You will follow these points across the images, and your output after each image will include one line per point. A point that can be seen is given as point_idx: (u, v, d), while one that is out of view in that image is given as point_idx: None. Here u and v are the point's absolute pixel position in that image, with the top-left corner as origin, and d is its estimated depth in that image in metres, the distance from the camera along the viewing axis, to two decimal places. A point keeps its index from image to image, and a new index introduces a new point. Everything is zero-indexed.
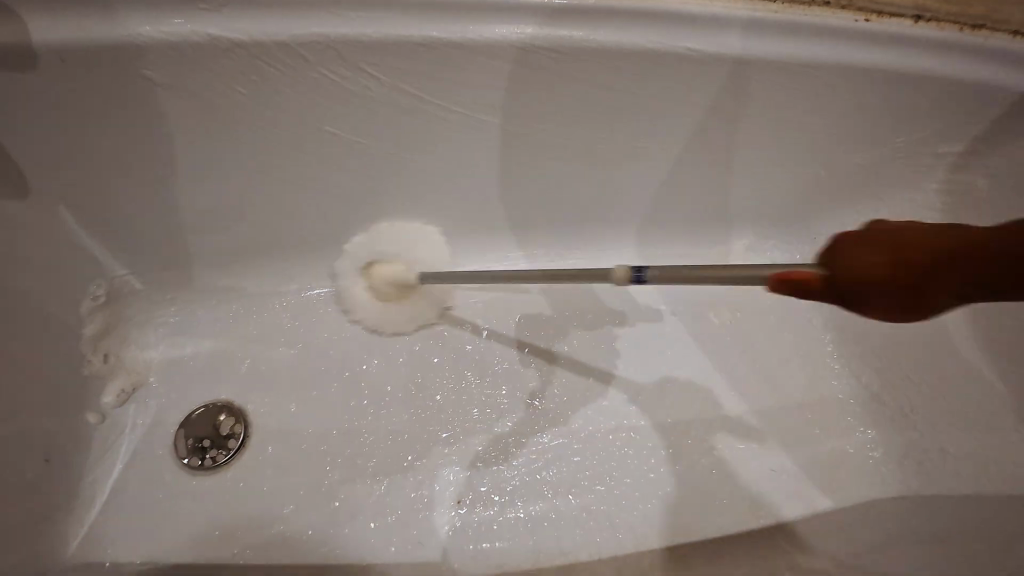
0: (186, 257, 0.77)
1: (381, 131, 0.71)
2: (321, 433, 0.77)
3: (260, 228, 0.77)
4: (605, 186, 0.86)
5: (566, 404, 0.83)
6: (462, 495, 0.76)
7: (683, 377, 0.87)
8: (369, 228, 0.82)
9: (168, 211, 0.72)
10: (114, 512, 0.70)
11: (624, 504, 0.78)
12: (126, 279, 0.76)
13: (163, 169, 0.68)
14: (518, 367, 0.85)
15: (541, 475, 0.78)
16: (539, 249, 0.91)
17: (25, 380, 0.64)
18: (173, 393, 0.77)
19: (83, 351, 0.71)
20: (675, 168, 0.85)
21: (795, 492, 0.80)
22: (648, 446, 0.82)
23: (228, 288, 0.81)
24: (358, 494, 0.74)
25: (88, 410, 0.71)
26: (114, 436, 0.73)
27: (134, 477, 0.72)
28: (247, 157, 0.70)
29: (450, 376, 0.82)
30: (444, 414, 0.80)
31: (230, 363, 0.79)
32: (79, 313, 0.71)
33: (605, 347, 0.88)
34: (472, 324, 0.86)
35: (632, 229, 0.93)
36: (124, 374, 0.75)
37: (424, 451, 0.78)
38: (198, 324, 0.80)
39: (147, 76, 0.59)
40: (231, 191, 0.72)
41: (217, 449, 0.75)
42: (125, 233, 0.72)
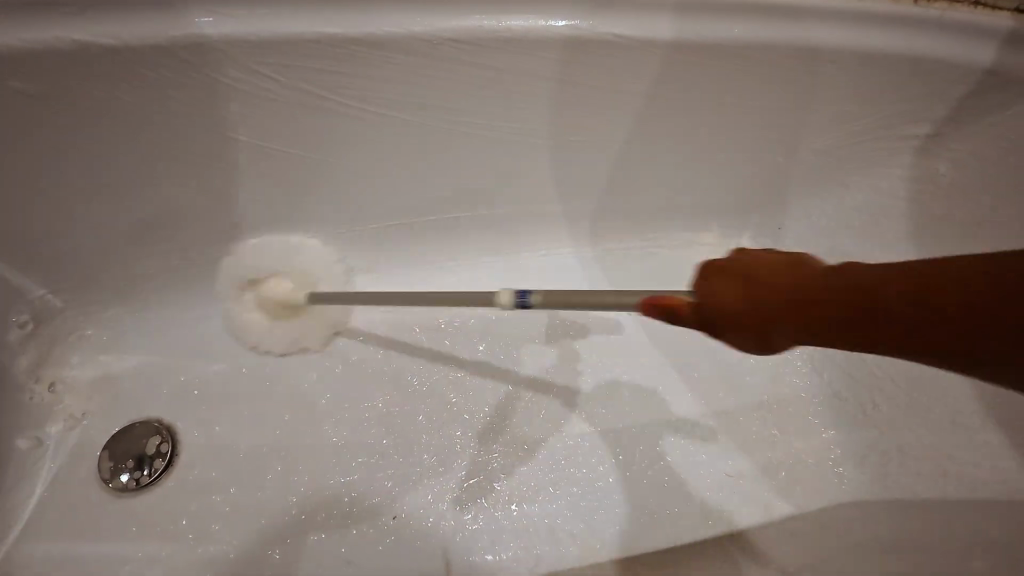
0: (113, 272, 0.75)
1: (293, 135, 0.68)
2: (254, 450, 0.75)
3: (184, 241, 0.75)
4: (544, 181, 0.81)
5: (513, 411, 0.80)
6: (398, 511, 0.73)
7: (636, 381, 0.84)
8: (300, 234, 0.79)
9: (80, 226, 0.70)
10: (34, 535, 0.68)
11: (568, 514, 0.75)
12: (49, 300, 0.74)
13: (61, 181, 0.66)
14: (464, 374, 0.82)
15: (482, 488, 0.75)
16: (486, 250, 0.88)
17: None
18: (99, 412, 0.75)
19: (22, 381, 0.72)
20: (619, 167, 0.81)
21: (749, 497, 0.77)
22: (596, 454, 0.79)
23: (161, 305, 0.79)
24: (289, 510, 0.72)
25: (14, 434, 0.70)
26: (36, 461, 0.71)
27: (56, 500, 0.70)
28: (151, 165, 0.67)
29: (392, 389, 0.80)
30: (384, 425, 0.78)
31: (162, 380, 0.77)
32: (8, 341, 0.71)
33: (555, 351, 0.85)
34: (416, 334, 0.84)
35: (580, 226, 0.88)
36: (66, 398, 0.74)
37: (361, 466, 0.76)
38: (128, 341, 0.78)
39: (21, 88, 0.57)
40: (143, 200, 0.70)
41: (143, 470, 0.73)
42: (40, 251, 0.70)
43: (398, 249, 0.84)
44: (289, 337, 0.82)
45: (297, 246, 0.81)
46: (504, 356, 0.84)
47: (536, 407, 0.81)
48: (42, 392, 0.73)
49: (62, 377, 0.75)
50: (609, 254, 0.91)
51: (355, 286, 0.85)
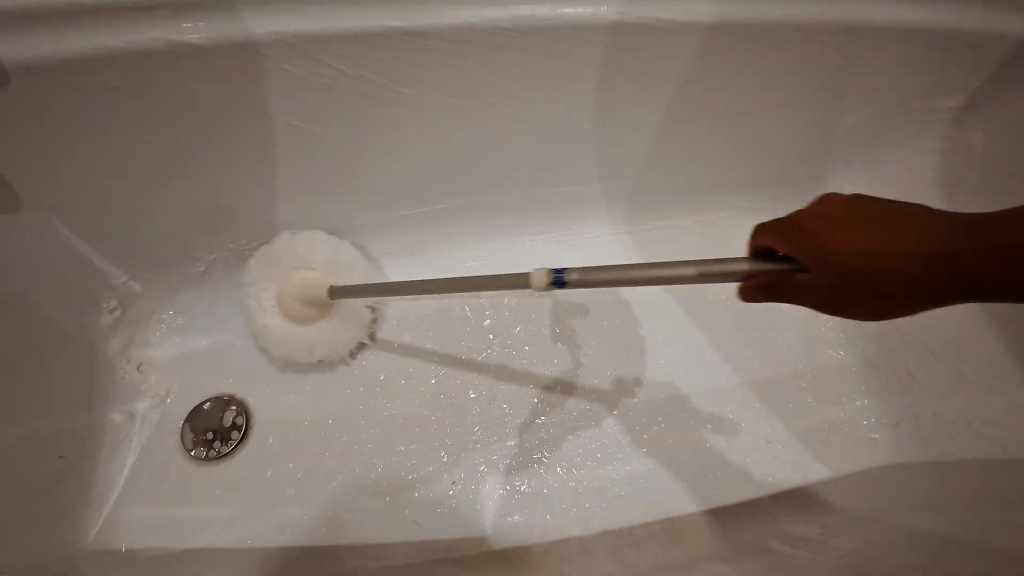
0: (186, 258, 0.81)
1: (353, 124, 0.72)
2: (319, 421, 0.80)
3: (249, 228, 0.80)
4: (584, 163, 0.85)
5: (559, 383, 0.84)
6: (457, 476, 0.78)
7: (674, 353, 0.87)
8: (353, 219, 0.84)
9: (158, 214, 0.75)
10: (127, 501, 0.74)
11: (615, 478, 0.79)
12: (128, 286, 0.79)
13: (144, 173, 0.71)
14: (510, 349, 0.86)
15: (533, 454, 0.80)
16: (527, 231, 0.92)
17: (37, 377, 0.68)
18: (177, 389, 0.80)
19: (115, 360, 0.78)
20: (656, 147, 0.84)
21: (789, 460, 0.80)
22: (640, 422, 0.83)
23: (226, 288, 0.84)
24: (356, 475, 0.78)
25: (107, 408, 0.76)
26: (122, 437, 0.76)
27: (145, 469, 0.76)
28: (225, 156, 0.72)
29: (444, 364, 0.85)
30: (438, 397, 0.83)
31: (231, 359, 0.83)
32: (102, 325, 0.77)
33: (596, 326, 0.89)
34: (463, 313, 0.88)
35: (618, 207, 0.92)
36: (150, 378, 0.80)
37: (419, 436, 0.80)
38: (199, 323, 0.84)
39: (116, 86, 0.61)
40: (215, 190, 0.75)
41: (222, 441, 0.79)
42: (122, 238, 0.76)
43: (444, 232, 0.88)
44: None
45: (351, 231, 0.85)
46: (546, 332, 0.88)
47: (581, 380, 0.85)
48: (130, 371, 0.79)
49: (147, 357, 0.81)
50: (646, 233, 0.94)
51: (404, 269, 0.89)
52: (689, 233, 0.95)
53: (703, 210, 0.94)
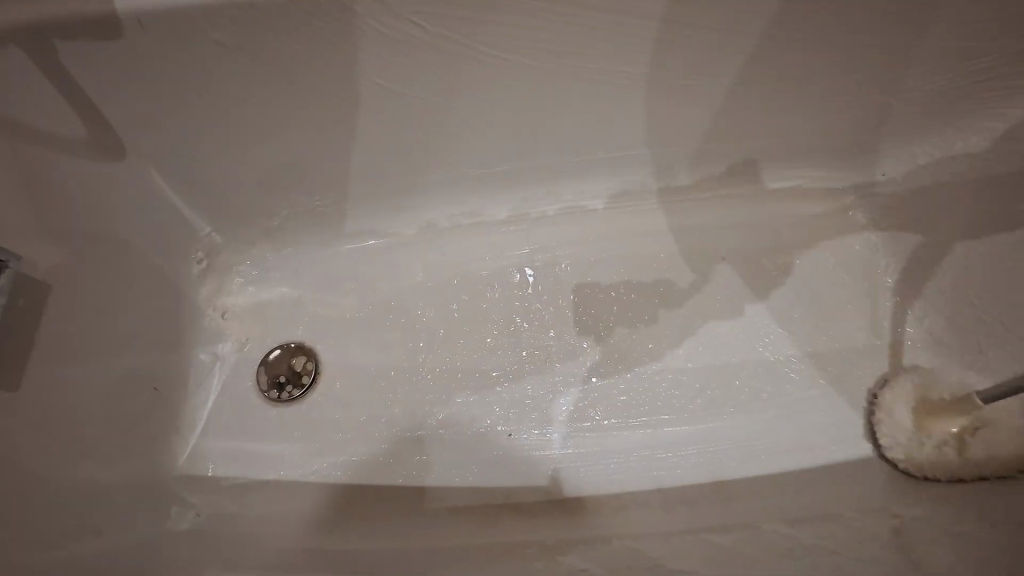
0: (264, 212, 0.86)
1: (426, 82, 0.75)
2: (382, 371, 0.85)
3: (322, 184, 0.84)
4: (647, 128, 0.85)
5: (612, 345, 0.87)
6: (512, 428, 0.82)
7: (727, 321, 0.89)
8: (419, 180, 0.88)
9: (242, 169, 0.80)
10: (210, 433, 0.79)
11: (668, 439, 0.81)
12: (213, 238, 0.85)
13: (233, 128, 0.75)
14: (564, 311, 0.90)
15: (586, 413, 0.83)
16: (584, 200, 0.94)
17: (138, 314, 0.75)
18: (255, 335, 0.86)
19: (202, 306, 0.85)
20: (722, 114, 0.84)
21: (846, 431, 0.80)
22: (694, 386, 0.84)
23: (299, 243, 0.90)
24: (418, 422, 0.82)
25: (195, 349, 0.82)
26: (206, 373, 0.82)
27: (225, 405, 0.81)
28: (306, 113, 0.75)
29: (500, 324, 0.88)
30: (495, 353, 0.87)
31: (303, 310, 0.88)
32: (190, 274, 0.84)
33: (649, 292, 0.91)
34: (520, 275, 0.91)
35: (676, 175, 0.93)
36: (231, 324, 0.86)
37: (477, 389, 0.84)
38: (275, 274, 0.89)
39: (218, 40, 0.65)
40: (294, 145, 0.79)
41: (293, 384, 0.84)
42: (208, 191, 0.81)
43: (504, 197, 0.92)
44: (408, 276, 0.91)
45: (417, 192, 0.89)
46: (600, 296, 0.90)
47: (633, 346, 0.87)
48: (215, 317, 0.85)
49: (229, 305, 0.87)
50: (703, 203, 0.95)
51: (464, 232, 0.93)
52: (746, 203, 0.95)
53: (763, 179, 0.93)
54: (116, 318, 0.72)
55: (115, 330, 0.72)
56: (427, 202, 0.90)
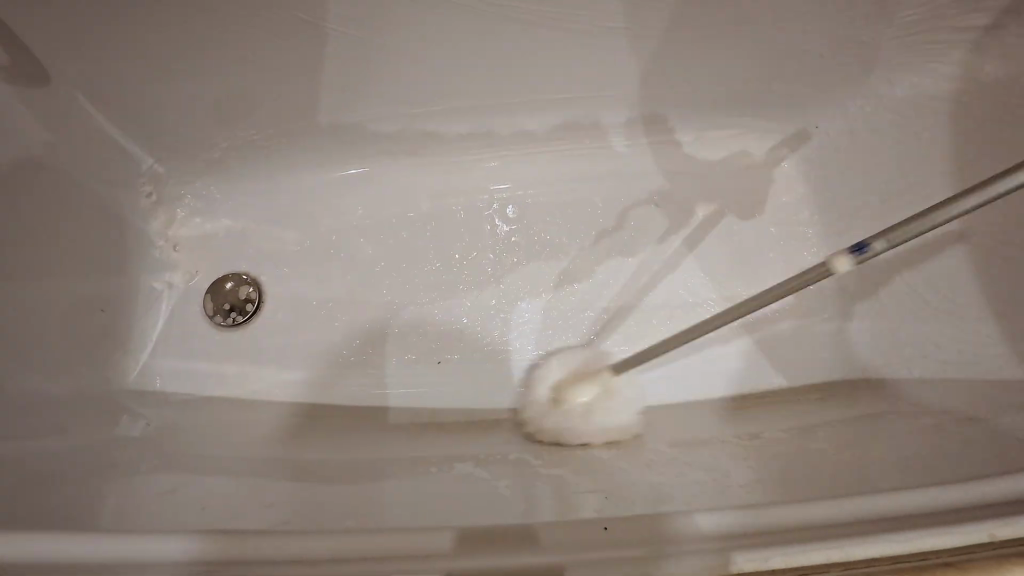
0: (207, 145, 0.88)
1: (356, 18, 0.76)
2: (325, 302, 0.90)
3: (262, 118, 0.86)
4: (582, 73, 0.87)
5: (544, 283, 0.93)
6: (445, 356, 0.89)
7: (654, 264, 0.94)
8: (360, 118, 0.89)
9: (178, 102, 0.81)
10: (159, 354, 0.85)
11: (586, 369, 0.88)
12: (155, 169, 0.87)
13: (165, 60, 0.76)
14: (502, 249, 0.94)
15: (515, 346, 0.90)
16: (526, 143, 0.96)
17: (80, 239, 0.79)
18: (202, 265, 0.90)
19: (150, 235, 0.88)
20: (654, 61, 0.86)
21: (748, 366, 0.88)
22: (617, 323, 0.91)
23: (243, 176, 0.92)
24: (356, 348, 0.89)
25: (141, 275, 0.86)
26: (154, 299, 0.87)
27: (174, 329, 0.87)
28: (239, 46, 0.77)
29: (440, 261, 0.93)
30: (433, 288, 0.92)
31: (249, 242, 0.92)
32: (136, 205, 0.87)
33: (584, 234, 0.95)
34: (462, 214, 0.95)
35: (616, 121, 0.95)
36: (180, 254, 0.90)
37: (414, 320, 0.90)
38: (222, 206, 0.92)
39: None
40: (228, 79, 0.80)
41: (239, 311, 0.89)
42: (147, 122, 0.83)
43: (447, 138, 0.94)
44: (351, 213, 0.94)
45: (359, 131, 0.91)
46: (537, 238, 0.95)
47: (563, 287, 0.93)
48: (164, 248, 0.89)
49: (177, 236, 0.90)
50: (642, 149, 0.98)
51: (408, 170, 0.96)
52: (682, 150, 0.98)
53: (698, 128, 0.96)
54: (56, 244, 0.76)
55: (56, 255, 0.76)
56: (371, 141, 0.92)
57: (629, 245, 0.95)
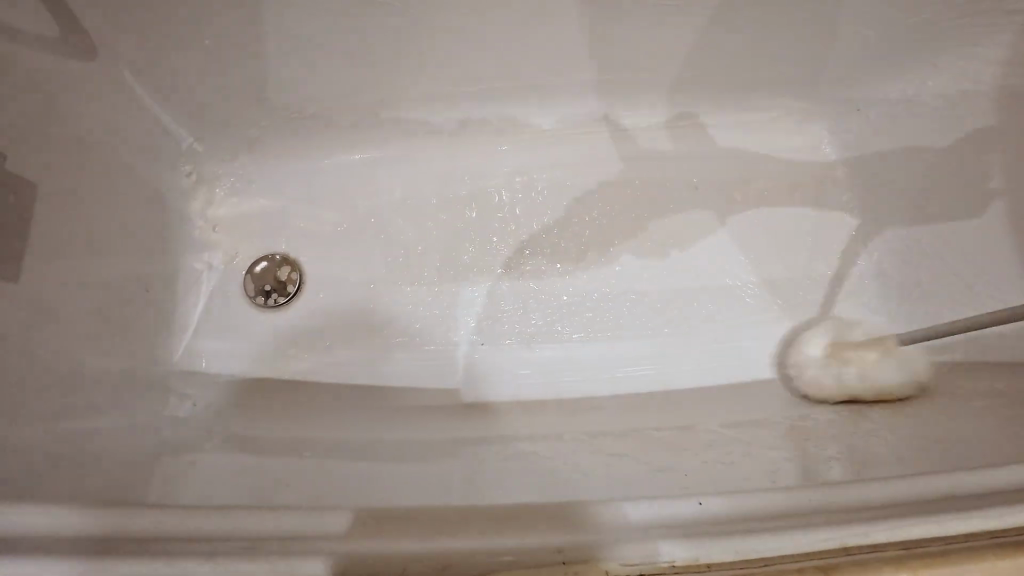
0: (247, 126, 0.88)
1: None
2: (364, 283, 0.91)
3: (303, 98, 0.86)
4: (624, 52, 0.86)
5: (582, 266, 0.92)
6: (485, 338, 0.89)
7: (694, 248, 0.93)
8: (399, 98, 0.88)
9: (220, 80, 0.81)
10: (203, 334, 0.86)
11: (626, 353, 0.88)
12: (194, 148, 0.88)
13: (209, 36, 0.76)
14: (541, 232, 0.94)
15: (555, 328, 0.90)
16: (564, 124, 0.95)
17: (127, 218, 0.79)
18: (242, 246, 0.91)
19: (191, 215, 0.88)
20: (698, 41, 0.84)
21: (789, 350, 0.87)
22: (657, 307, 0.91)
23: (282, 156, 0.92)
24: (396, 330, 0.89)
25: (184, 255, 0.86)
26: (196, 279, 0.87)
27: (216, 310, 0.88)
28: (282, 22, 0.76)
29: (478, 242, 0.93)
30: (472, 270, 0.92)
31: (288, 223, 0.92)
32: (178, 185, 0.87)
33: (623, 217, 0.95)
34: (500, 196, 0.95)
35: (656, 103, 0.94)
36: (221, 235, 0.90)
37: (453, 302, 0.90)
38: (261, 187, 0.92)
39: None
40: (271, 56, 0.80)
41: (279, 292, 0.90)
42: (190, 101, 0.83)
43: (487, 119, 0.93)
44: (387, 194, 0.94)
45: (397, 111, 0.90)
46: (575, 221, 0.94)
47: (602, 269, 0.92)
48: (205, 228, 0.89)
49: (217, 216, 0.91)
50: (680, 131, 0.97)
51: (446, 151, 0.95)
52: (722, 132, 0.97)
53: (739, 110, 0.95)
54: (105, 223, 0.76)
55: (105, 234, 0.76)
56: (410, 122, 0.92)
57: (669, 229, 0.94)
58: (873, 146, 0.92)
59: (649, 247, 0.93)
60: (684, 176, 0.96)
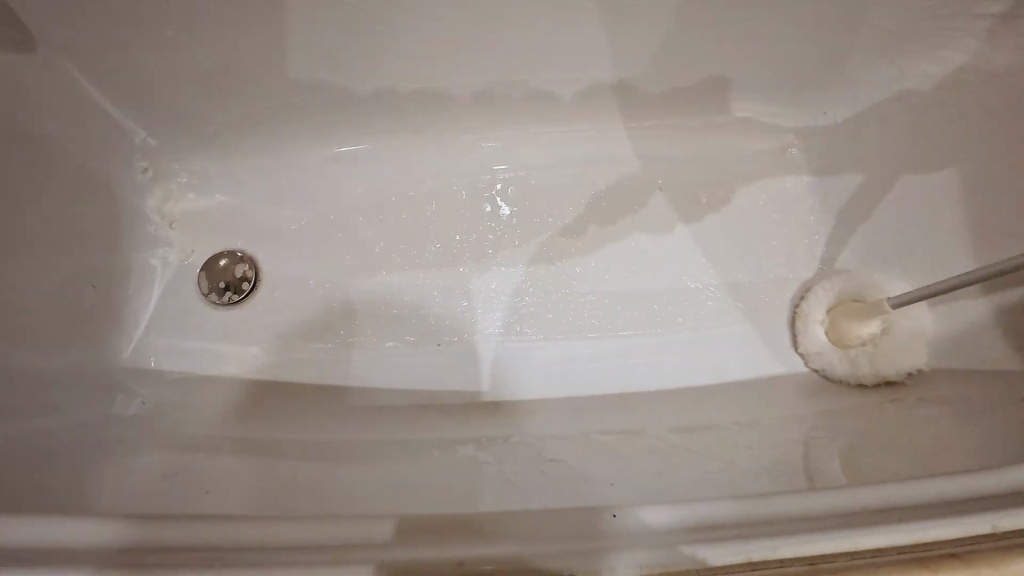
0: (203, 121, 0.86)
1: None
2: (322, 283, 0.90)
3: (259, 94, 0.85)
4: (587, 53, 0.85)
5: (543, 267, 0.92)
6: (442, 338, 0.89)
7: (655, 250, 0.93)
8: (359, 95, 0.87)
9: (172, 76, 0.80)
10: (156, 331, 0.85)
11: (584, 354, 0.88)
12: (149, 143, 0.87)
13: (159, 31, 0.75)
14: (502, 232, 0.93)
15: (514, 329, 0.89)
16: (528, 123, 0.95)
17: (75, 214, 0.78)
18: (198, 242, 0.90)
19: (145, 211, 0.87)
20: (660, 43, 0.84)
21: (746, 354, 0.87)
22: (617, 309, 0.90)
23: (240, 152, 0.91)
24: (353, 329, 0.88)
25: (134, 251, 0.85)
26: (149, 275, 0.86)
27: (170, 307, 0.87)
28: (234, 18, 0.75)
29: (438, 241, 0.92)
30: (431, 269, 0.91)
31: (245, 220, 0.91)
32: (132, 180, 0.86)
33: (586, 217, 0.94)
34: (462, 195, 0.94)
35: (620, 103, 0.93)
36: (176, 231, 0.89)
37: (411, 302, 0.90)
38: (218, 183, 0.91)
39: None
40: (224, 53, 0.79)
41: (234, 289, 0.89)
42: (143, 96, 0.81)
43: (449, 117, 0.92)
44: (349, 191, 0.93)
45: (357, 108, 0.89)
46: (538, 221, 0.94)
47: (563, 270, 0.92)
48: (160, 224, 0.88)
49: (173, 212, 0.89)
50: (645, 132, 0.96)
51: (408, 148, 0.94)
52: (687, 133, 0.96)
53: (704, 111, 0.94)
54: (51, 219, 0.75)
55: (51, 231, 0.75)
56: (371, 120, 0.91)
57: (632, 231, 0.94)
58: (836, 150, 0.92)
59: (611, 249, 0.93)
60: (648, 177, 0.96)
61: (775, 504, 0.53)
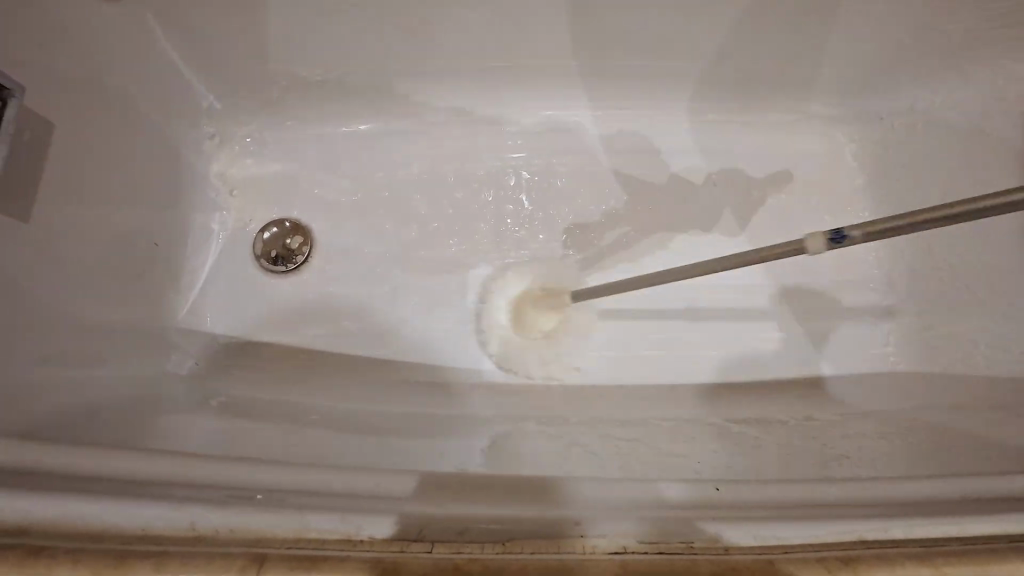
0: (265, 88, 0.86)
1: None
2: (373, 257, 0.89)
3: (322, 63, 0.84)
4: (654, 41, 0.84)
5: (593, 254, 0.91)
6: (490, 319, 0.88)
7: (707, 245, 0.93)
8: (421, 70, 0.87)
9: (242, 39, 0.80)
10: (207, 295, 0.85)
11: (633, 343, 0.87)
12: (213, 108, 0.87)
13: None
14: (555, 217, 0.93)
15: (563, 313, 0.88)
16: (582, 110, 0.94)
17: (140, 170, 0.78)
18: (252, 209, 0.89)
19: (204, 174, 0.87)
20: (729, 36, 0.84)
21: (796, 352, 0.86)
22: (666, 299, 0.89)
23: (296, 121, 0.91)
24: (400, 305, 0.87)
25: (191, 212, 0.85)
26: (203, 238, 0.86)
27: (222, 273, 0.86)
28: None
29: (490, 222, 0.92)
30: (482, 249, 0.91)
31: (299, 190, 0.91)
32: (194, 143, 0.86)
33: (638, 207, 0.94)
34: (514, 177, 0.94)
35: (679, 95, 0.93)
36: (232, 197, 0.89)
37: (460, 280, 0.89)
38: (275, 152, 0.91)
39: None
40: (295, 17, 0.78)
41: (287, 260, 0.88)
42: (211, 58, 0.81)
43: (507, 98, 0.92)
44: (403, 166, 0.93)
45: (419, 82, 0.88)
46: (589, 209, 0.93)
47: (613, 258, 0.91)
48: (218, 188, 0.88)
49: (231, 177, 0.89)
50: (701, 126, 0.96)
51: (466, 126, 0.94)
52: (744, 129, 0.96)
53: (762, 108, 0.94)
54: (120, 173, 0.75)
55: (118, 184, 0.75)
56: (429, 97, 0.90)
57: (684, 224, 0.93)
58: (893, 155, 0.92)
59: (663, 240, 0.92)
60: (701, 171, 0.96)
61: (873, 485, 0.50)
